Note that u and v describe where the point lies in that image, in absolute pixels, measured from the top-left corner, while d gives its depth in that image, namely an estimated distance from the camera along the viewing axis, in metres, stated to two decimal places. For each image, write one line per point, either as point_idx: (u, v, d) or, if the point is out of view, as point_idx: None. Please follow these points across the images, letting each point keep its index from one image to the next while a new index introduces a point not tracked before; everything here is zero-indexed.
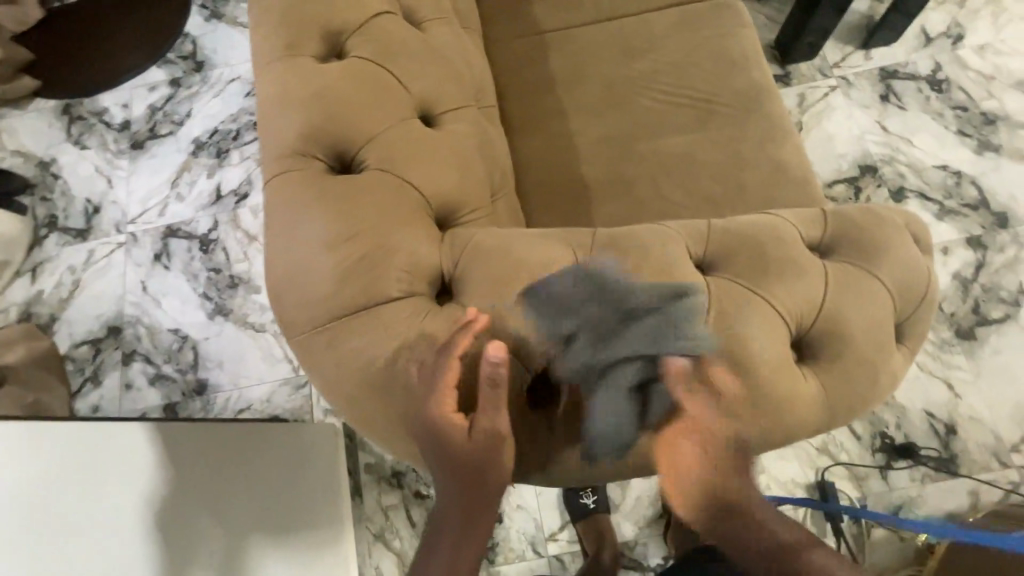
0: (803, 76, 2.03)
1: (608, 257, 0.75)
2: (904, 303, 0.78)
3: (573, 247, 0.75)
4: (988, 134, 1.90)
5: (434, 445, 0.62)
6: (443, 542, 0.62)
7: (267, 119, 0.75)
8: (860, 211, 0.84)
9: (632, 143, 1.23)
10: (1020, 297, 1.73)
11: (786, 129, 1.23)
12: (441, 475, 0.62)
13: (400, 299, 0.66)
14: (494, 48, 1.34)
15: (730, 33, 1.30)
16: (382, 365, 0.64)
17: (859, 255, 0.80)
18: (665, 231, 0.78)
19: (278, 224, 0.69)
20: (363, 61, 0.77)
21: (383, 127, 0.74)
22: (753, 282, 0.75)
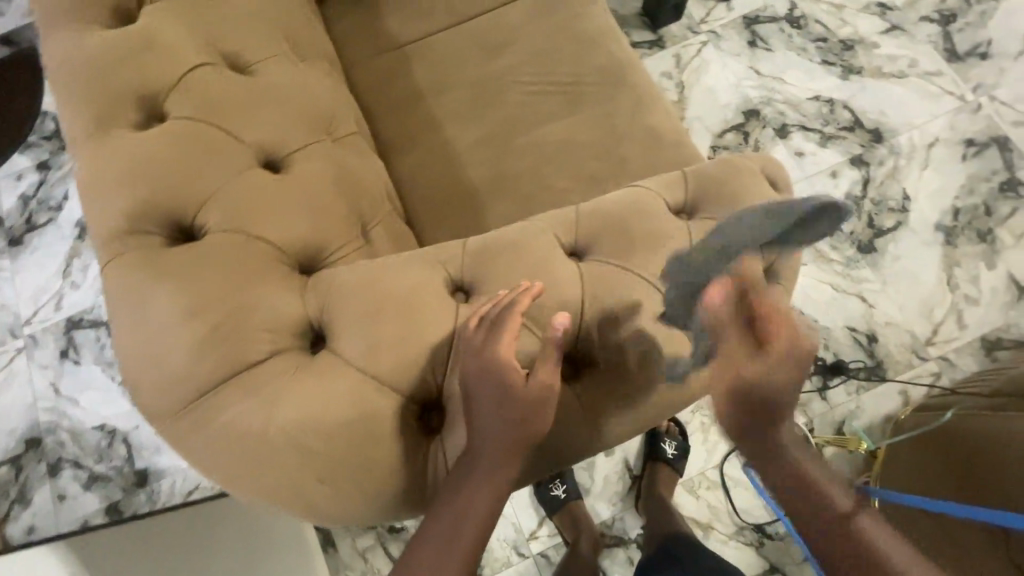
0: (675, 37, 2.10)
1: (480, 267, 0.75)
2: (769, 245, 0.82)
3: (443, 264, 0.74)
4: (849, 58, 2.02)
5: (487, 390, 0.63)
6: (465, 496, 0.62)
7: (90, 202, 0.70)
8: (716, 165, 0.87)
9: (512, 137, 1.23)
10: (908, 203, 1.84)
11: (651, 96, 1.26)
12: (489, 426, 0.63)
13: (265, 359, 0.63)
14: (355, 71, 1.31)
15: (582, 11, 1.32)
16: (256, 433, 0.60)
17: (720, 209, 0.83)
18: (531, 229, 0.79)
19: (121, 312, 0.65)
20: (184, 122, 0.74)
21: (217, 186, 0.71)
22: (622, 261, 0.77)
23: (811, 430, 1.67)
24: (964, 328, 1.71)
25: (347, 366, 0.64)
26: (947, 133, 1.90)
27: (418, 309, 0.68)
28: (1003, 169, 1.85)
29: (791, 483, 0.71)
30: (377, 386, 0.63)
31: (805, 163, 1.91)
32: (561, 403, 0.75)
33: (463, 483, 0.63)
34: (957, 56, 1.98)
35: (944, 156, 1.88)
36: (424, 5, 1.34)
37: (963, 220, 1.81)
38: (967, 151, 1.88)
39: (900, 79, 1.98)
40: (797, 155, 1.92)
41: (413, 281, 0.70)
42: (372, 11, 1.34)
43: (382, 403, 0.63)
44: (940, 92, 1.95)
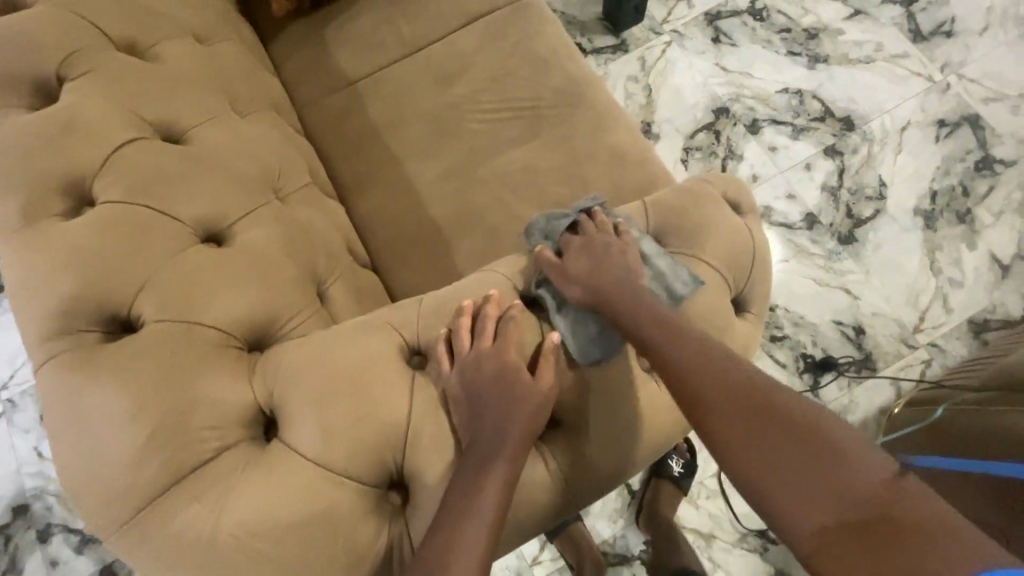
0: (638, 40, 2.07)
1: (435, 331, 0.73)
2: (733, 277, 0.81)
3: (397, 330, 0.72)
4: (815, 47, 2.00)
5: (492, 387, 0.66)
6: (477, 494, 0.61)
7: (19, 301, 0.67)
8: (677, 195, 0.85)
9: (473, 169, 1.20)
10: (884, 189, 1.83)
11: (612, 113, 1.23)
12: (496, 421, 0.65)
13: (214, 458, 0.61)
14: (308, 113, 1.27)
15: (535, 31, 1.29)
16: (205, 539, 0.58)
17: (683, 244, 0.82)
18: (486, 285, 0.79)
19: (60, 419, 0.62)
20: (114, 205, 0.70)
21: (152, 272, 0.68)
22: (575, 309, 0.77)
23: None
24: (951, 312, 1.70)
25: (299, 458, 0.61)
26: (919, 115, 1.88)
27: (371, 385, 0.65)
28: (977, 147, 1.83)
29: (750, 441, 0.62)
30: (331, 475, 0.61)
31: (779, 158, 1.89)
32: (532, 461, 0.73)
33: (470, 485, 0.61)
34: (922, 36, 1.97)
35: (917, 138, 1.86)
36: (373, 39, 1.30)
37: (941, 203, 1.80)
38: (939, 132, 1.86)
39: (867, 64, 1.96)
40: (770, 150, 1.90)
41: (366, 356, 0.67)
42: (321, 50, 1.31)
43: (339, 492, 0.61)
44: (908, 74, 1.93)
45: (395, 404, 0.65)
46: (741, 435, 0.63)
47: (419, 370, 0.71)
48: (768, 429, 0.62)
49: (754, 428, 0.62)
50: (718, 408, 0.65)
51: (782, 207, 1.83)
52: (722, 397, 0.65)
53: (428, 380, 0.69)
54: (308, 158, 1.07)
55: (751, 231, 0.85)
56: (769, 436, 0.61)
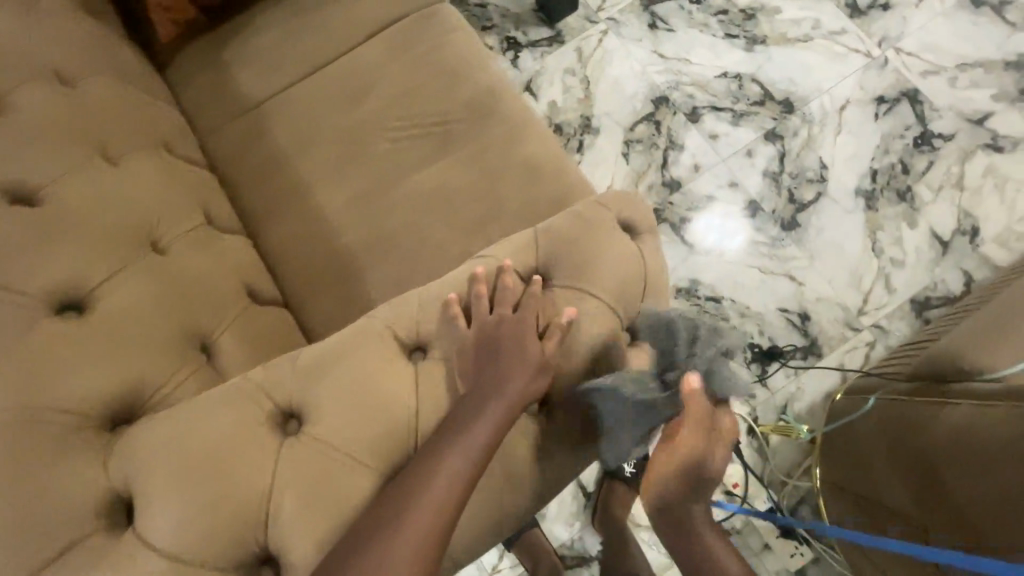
0: (574, 30, 2.01)
1: (304, 392, 0.69)
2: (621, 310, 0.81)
3: (264, 393, 0.69)
4: (752, 28, 1.95)
5: (504, 348, 0.74)
6: (466, 441, 0.67)
7: None
8: (566, 221, 0.85)
9: (383, 192, 1.15)
10: (825, 171, 1.81)
11: (525, 124, 1.19)
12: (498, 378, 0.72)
13: (67, 548, 0.60)
14: (209, 141, 1.22)
15: (442, 41, 1.24)
16: None
17: (571, 275, 0.82)
18: (368, 333, 0.74)
19: None
20: None
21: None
22: (451, 356, 0.74)
23: (755, 418, 1.66)
24: (894, 292, 1.70)
25: (153, 549, 0.61)
26: (858, 94, 1.86)
27: (231, 465, 0.64)
28: (916, 123, 1.82)
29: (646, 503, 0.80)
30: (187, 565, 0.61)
31: (720, 145, 1.86)
32: None
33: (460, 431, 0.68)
34: (859, 10, 1.93)
35: (856, 117, 1.84)
36: (272, 57, 1.24)
37: (882, 182, 1.78)
38: (878, 109, 1.84)
39: (804, 43, 1.92)
40: (711, 138, 1.87)
41: (227, 428, 0.65)
42: (218, 72, 1.24)
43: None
44: (846, 51, 1.90)
45: (253, 484, 0.64)
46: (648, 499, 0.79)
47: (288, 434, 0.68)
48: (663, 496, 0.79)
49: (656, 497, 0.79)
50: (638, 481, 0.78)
51: (725, 196, 1.82)
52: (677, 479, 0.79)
53: (294, 450, 0.66)
54: (200, 197, 1.03)
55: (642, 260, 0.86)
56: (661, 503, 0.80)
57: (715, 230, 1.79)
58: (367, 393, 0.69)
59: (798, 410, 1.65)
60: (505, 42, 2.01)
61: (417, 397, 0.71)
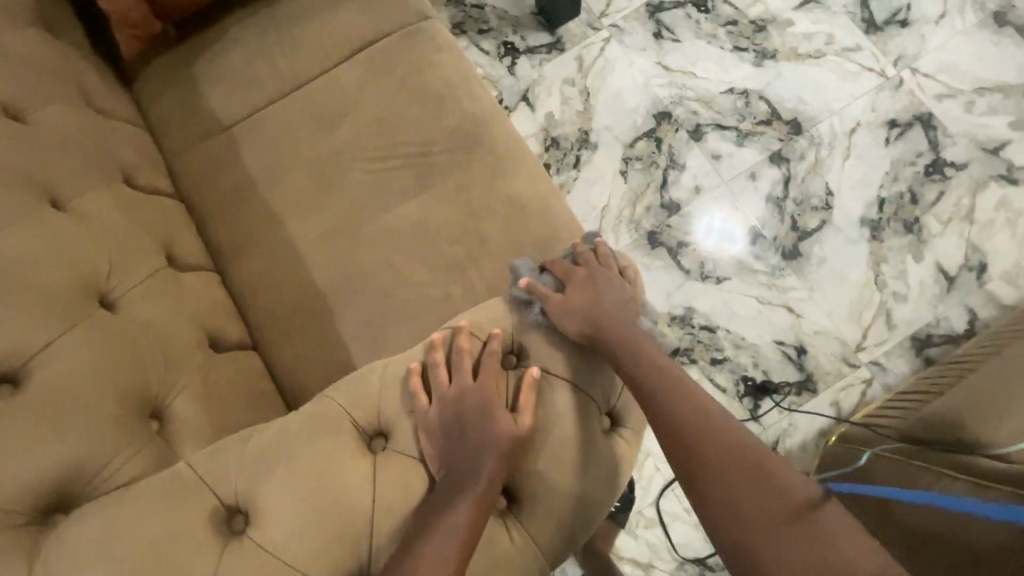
0: (575, 36, 1.91)
1: (254, 485, 0.66)
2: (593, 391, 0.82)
3: (211, 487, 0.66)
4: (763, 41, 1.86)
5: (466, 432, 0.71)
6: (428, 544, 0.63)
7: None
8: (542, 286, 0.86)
9: (359, 228, 1.09)
10: (830, 199, 1.74)
11: (513, 159, 1.12)
12: (461, 464, 0.69)
13: None
14: (177, 165, 1.14)
15: (428, 64, 1.16)
16: None
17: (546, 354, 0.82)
18: (325, 420, 0.71)
19: None
20: None
21: None
22: (421, 442, 0.72)
23: None
24: (895, 328, 1.64)
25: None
26: (870, 117, 1.77)
27: (167, 571, 0.60)
28: (928, 150, 1.74)
29: (735, 490, 0.71)
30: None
31: (722, 166, 1.78)
32: None
33: (424, 530, 0.65)
34: (875, 26, 1.83)
35: (866, 142, 1.76)
36: (247, 76, 1.16)
37: (889, 211, 1.71)
38: (890, 134, 1.76)
39: (816, 60, 1.83)
40: (714, 159, 1.79)
41: (171, 526, 0.62)
42: (188, 90, 1.16)
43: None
44: (859, 70, 1.81)
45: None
46: (731, 483, 0.71)
47: (238, 531, 0.65)
48: (749, 470, 0.72)
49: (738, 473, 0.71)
50: (710, 456, 0.73)
51: (725, 220, 1.75)
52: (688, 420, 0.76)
53: (236, 553, 0.63)
54: (162, 234, 0.97)
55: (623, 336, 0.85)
56: (745, 479, 0.71)
57: (721, 238, 1.74)
58: (320, 490, 0.66)
59: (791, 447, 1.60)
60: (502, 47, 1.92)
61: (375, 491, 0.68)
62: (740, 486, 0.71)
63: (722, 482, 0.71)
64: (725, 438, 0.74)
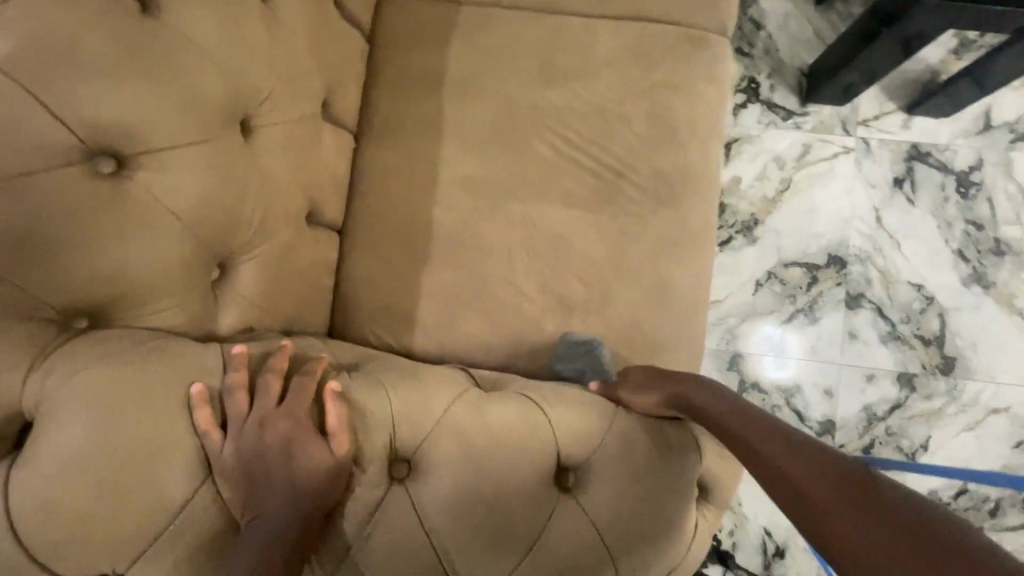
0: (820, 123, 1.66)
1: (295, 408, 0.57)
2: (665, 562, 0.67)
3: (276, 374, 0.59)
4: (988, 265, 1.59)
5: (424, 517, 0.59)
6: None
7: None
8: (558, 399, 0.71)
9: (507, 199, 0.96)
10: (920, 453, 1.56)
11: (691, 241, 0.97)
12: (279, 500, 0.54)
13: None
14: (386, 11, 1.01)
15: (684, 85, 0.98)
16: None
17: (624, 503, 0.65)
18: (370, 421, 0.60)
19: None
20: None
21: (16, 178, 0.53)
22: (432, 500, 0.60)
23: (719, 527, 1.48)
24: None
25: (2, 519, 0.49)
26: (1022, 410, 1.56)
27: (138, 478, 0.52)
28: None
29: (755, 435, 0.59)
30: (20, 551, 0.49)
31: (850, 348, 1.60)
32: None
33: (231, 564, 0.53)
34: None
35: (998, 430, 1.56)
36: None
37: (960, 504, 1.54)
38: None
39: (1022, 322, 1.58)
40: (848, 335, 1.60)
41: (226, 392, 0.57)
42: None
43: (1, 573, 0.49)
44: None
45: (143, 512, 0.52)
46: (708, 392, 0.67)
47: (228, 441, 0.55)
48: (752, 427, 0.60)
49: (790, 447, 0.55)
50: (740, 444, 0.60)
51: (811, 399, 1.59)
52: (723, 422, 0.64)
53: (206, 504, 0.54)
54: (330, 81, 0.86)
55: (698, 462, 0.70)
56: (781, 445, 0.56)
57: (747, 341, 1.61)
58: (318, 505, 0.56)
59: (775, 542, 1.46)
60: (746, 82, 1.67)
61: (369, 517, 0.58)
62: (782, 451, 0.55)
63: (750, 420, 0.61)
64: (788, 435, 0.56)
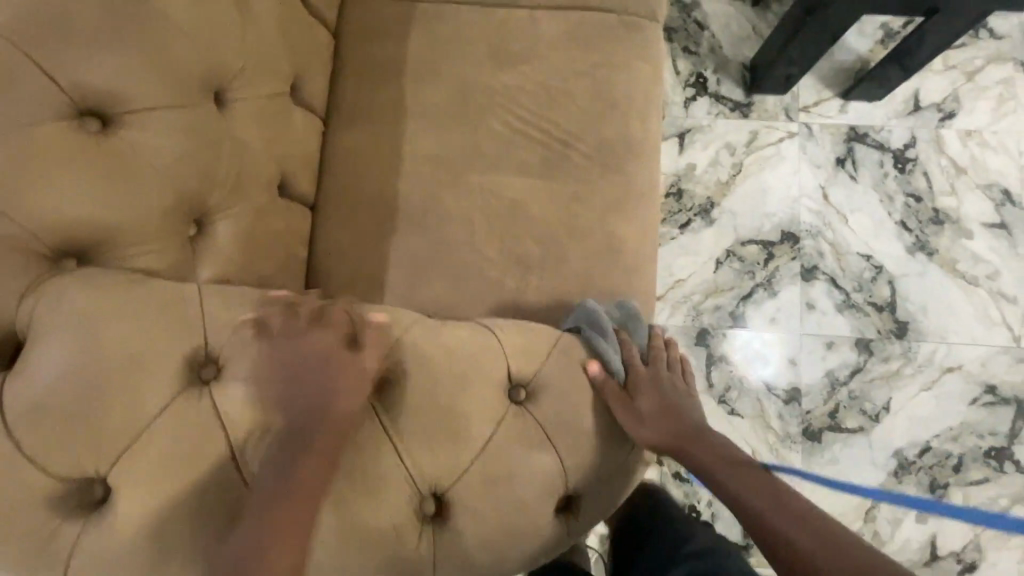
0: (765, 112, 1.78)
1: (271, 327, 0.65)
2: (610, 465, 0.73)
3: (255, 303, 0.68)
4: (930, 234, 1.70)
5: (385, 422, 0.66)
6: None
7: None
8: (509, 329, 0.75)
9: (465, 170, 1.05)
10: (883, 414, 1.63)
11: (637, 201, 1.06)
12: None
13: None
14: (350, 8, 1.11)
15: (621, 63, 1.09)
16: None
17: (568, 411, 0.72)
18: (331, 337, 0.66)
19: None
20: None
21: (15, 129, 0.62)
22: (393, 407, 0.67)
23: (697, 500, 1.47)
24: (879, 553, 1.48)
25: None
26: (974, 368, 1.64)
27: (123, 383, 0.59)
28: (1004, 435, 1.61)
29: (740, 485, 0.68)
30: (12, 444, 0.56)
31: (809, 318, 1.68)
32: None
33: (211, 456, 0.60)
34: None
35: (954, 388, 1.64)
36: None
37: (926, 461, 1.60)
38: (980, 396, 1.63)
39: (967, 285, 1.68)
40: (806, 306, 1.69)
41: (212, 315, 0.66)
42: None
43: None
44: (997, 321, 1.66)
45: (126, 412, 0.59)
46: (703, 445, 0.73)
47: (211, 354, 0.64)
48: (747, 479, 0.69)
49: (779, 501, 0.65)
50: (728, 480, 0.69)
51: (776, 368, 1.66)
52: (717, 460, 0.72)
53: (191, 409, 0.61)
54: (297, 66, 0.95)
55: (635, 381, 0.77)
56: (773, 497, 0.66)
57: (712, 317, 1.69)
58: (287, 405, 0.62)
59: None
60: (694, 77, 1.80)
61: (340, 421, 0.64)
62: (773, 506, 0.65)
63: (740, 468, 0.70)
64: (772, 484, 0.68)
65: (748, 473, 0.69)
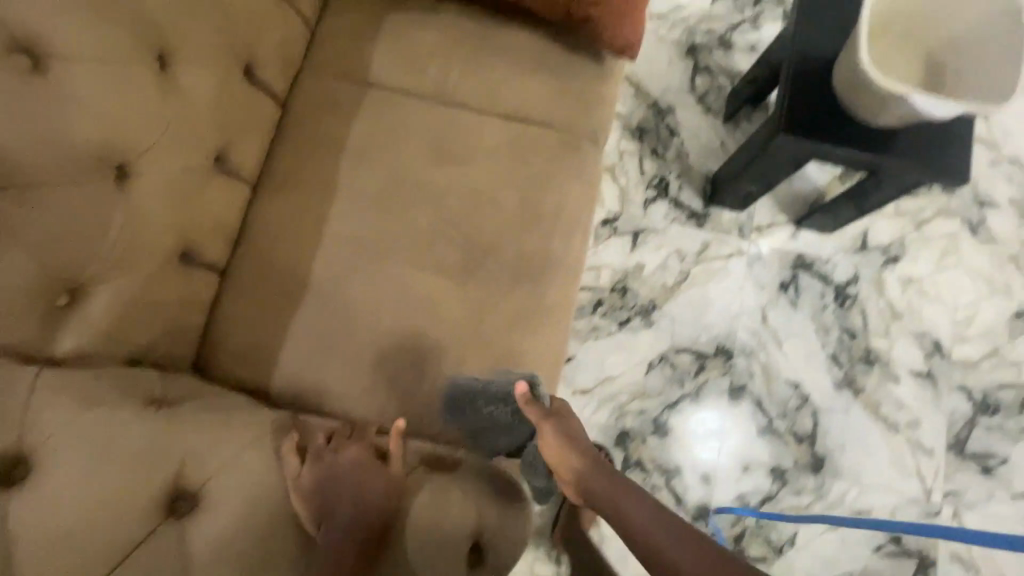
0: (720, 225, 1.82)
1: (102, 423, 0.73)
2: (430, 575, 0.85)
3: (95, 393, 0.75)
4: (859, 373, 1.72)
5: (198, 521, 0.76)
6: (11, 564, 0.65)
7: None
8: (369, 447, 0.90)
9: (379, 262, 1.05)
10: (787, 547, 1.62)
11: (544, 318, 1.06)
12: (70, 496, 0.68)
13: None
14: (302, 82, 1.13)
15: (554, 181, 1.11)
16: None
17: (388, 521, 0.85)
18: (162, 445, 0.76)
19: None
20: None
21: None
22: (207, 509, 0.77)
23: None
24: None
25: None
26: (883, 514, 1.65)
27: None
28: None
29: (636, 517, 0.85)
30: None
31: (730, 436, 1.69)
32: None
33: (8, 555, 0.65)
34: (959, 449, 1.68)
35: (860, 532, 1.63)
36: (419, 62, 1.13)
37: None
38: (884, 545, 1.63)
39: (888, 430, 1.69)
40: (729, 424, 1.69)
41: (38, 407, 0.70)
42: (364, 32, 1.14)
43: None
44: (912, 471, 1.67)
45: None
46: (609, 485, 0.90)
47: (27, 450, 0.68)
48: (643, 509, 0.86)
49: (665, 522, 0.83)
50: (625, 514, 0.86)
51: (689, 482, 1.65)
52: (614, 495, 0.89)
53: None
54: (224, 140, 0.96)
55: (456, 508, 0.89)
56: (667, 524, 0.83)
57: (636, 419, 1.69)
58: (91, 522, 0.69)
59: None
60: (657, 180, 1.85)
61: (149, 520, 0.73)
62: (666, 532, 0.81)
63: (631, 497, 0.87)
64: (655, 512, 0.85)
65: (639, 503, 0.86)
